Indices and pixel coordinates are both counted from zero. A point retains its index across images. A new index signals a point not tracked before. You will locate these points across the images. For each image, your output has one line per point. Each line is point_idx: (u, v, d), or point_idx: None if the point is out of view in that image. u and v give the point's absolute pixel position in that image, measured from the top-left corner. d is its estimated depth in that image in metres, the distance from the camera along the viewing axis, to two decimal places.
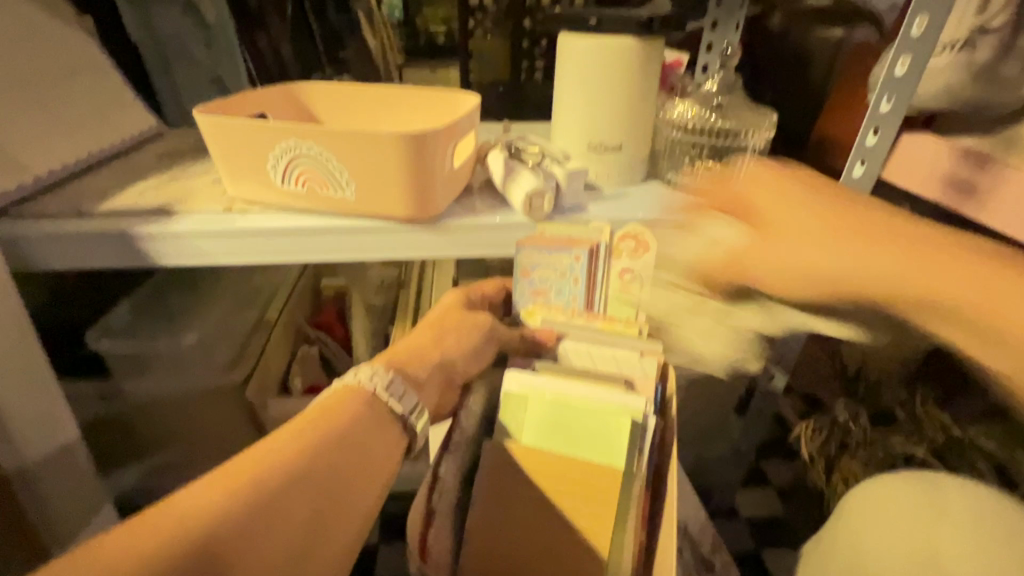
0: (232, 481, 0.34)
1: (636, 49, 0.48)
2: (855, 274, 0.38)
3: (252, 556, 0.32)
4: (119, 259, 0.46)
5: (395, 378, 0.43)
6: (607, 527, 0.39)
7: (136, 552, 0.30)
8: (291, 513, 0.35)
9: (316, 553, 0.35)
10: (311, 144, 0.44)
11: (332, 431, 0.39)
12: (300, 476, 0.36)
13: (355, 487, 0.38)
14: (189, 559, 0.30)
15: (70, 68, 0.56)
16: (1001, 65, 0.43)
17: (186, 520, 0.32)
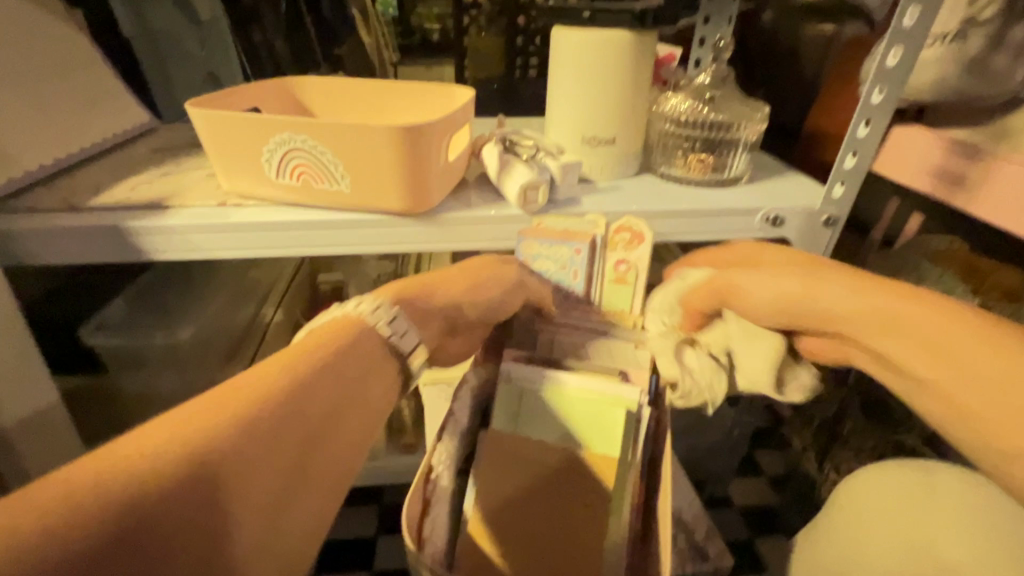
0: (210, 412, 0.29)
1: (629, 42, 0.48)
2: (786, 295, 0.41)
3: (243, 492, 0.28)
4: (111, 252, 0.46)
5: (400, 313, 0.38)
6: (604, 517, 0.39)
7: (109, 486, 0.25)
8: (276, 450, 0.30)
9: (312, 489, 0.32)
10: (304, 137, 0.44)
11: (330, 360, 0.34)
12: (294, 406, 0.32)
13: (343, 430, 0.34)
14: (174, 493, 0.26)
15: (59, 61, 0.56)
16: (990, 56, 0.44)
17: (164, 454, 0.27)
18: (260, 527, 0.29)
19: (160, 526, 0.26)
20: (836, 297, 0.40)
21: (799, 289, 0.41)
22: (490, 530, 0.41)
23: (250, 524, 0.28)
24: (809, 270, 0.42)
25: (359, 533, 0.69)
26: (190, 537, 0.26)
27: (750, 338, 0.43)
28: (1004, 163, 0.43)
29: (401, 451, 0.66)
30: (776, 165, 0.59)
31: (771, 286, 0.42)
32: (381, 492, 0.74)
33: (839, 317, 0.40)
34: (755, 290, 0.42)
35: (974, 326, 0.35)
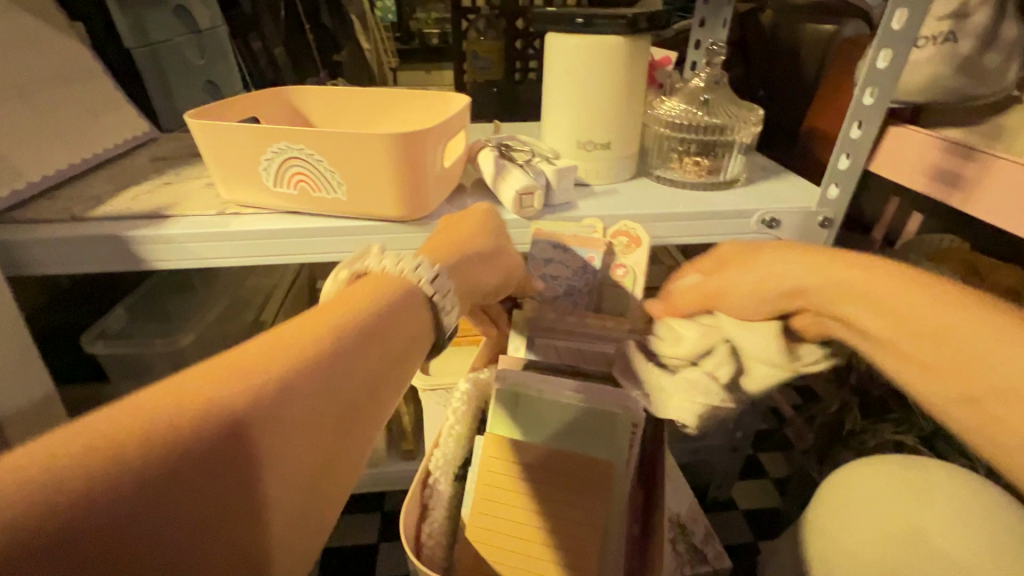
0: (249, 365, 0.26)
1: (622, 46, 0.48)
2: (771, 291, 0.41)
3: (279, 460, 0.25)
4: (113, 262, 0.46)
5: (440, 272, 0.36)
6: (601, 523, 0.39)
7: (130, 441, 0.21)
8: (317, 408, 0.27)
9: (343, 464, 0.28)
10: (301, 146, 0.44)
11: (371, 321, 0.31)
12: (337, 370, 0.28)
13: (380, 395, 0.31)
14: (205, 453, 0.23)
15: (60, 74, 0.56)
16: (982, 56, 0.44)
17: (197, 410, 0.23)
18: (290, 502, 0.25)
19: (181, 492, 0.22)
20: (799, 276, 0.40)
21: (772, 279, 0.41)
22: (487, 536, 0.40)
23: (281, 497, 0.25)
24: (777, 255, 0.42)
25: (361, 539, 0.70)
26: (218, 505, 0.23)
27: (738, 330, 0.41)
28: (999, 161, 0.43)
29: (403, 456, 0.66)
30: (774, 167, 0.59)
31: (752, 276, 0.42)
32: (382, 499, 0.75)
33: (804, 293, 0.40)
34: (740, 282, 0.42)
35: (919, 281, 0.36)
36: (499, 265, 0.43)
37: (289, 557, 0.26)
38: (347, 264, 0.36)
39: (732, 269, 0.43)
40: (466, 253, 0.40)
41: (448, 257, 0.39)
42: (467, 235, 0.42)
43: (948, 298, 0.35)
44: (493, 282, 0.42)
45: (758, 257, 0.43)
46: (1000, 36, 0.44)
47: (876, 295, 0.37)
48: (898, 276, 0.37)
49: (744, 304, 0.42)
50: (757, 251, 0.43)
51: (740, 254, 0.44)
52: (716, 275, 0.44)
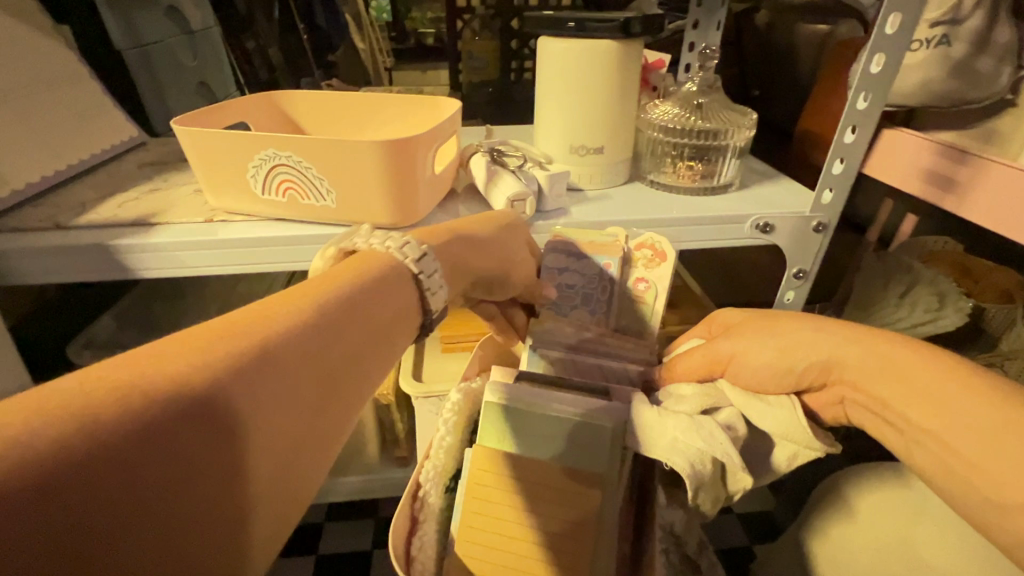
0: (231, 334, 0.25)
1: (615, 51, 0.48)
2: (783, 363, 0.39)
3: (258, 426, 0.23)
4: (99, 271, 0.46)
5: (428, 251, 0.35)
6: (591, 537, 0.38)
7: (95, 407, 0.19)
8: (297, 376, 0.25)
9: (324, 438, 0.27)
10: (289, 153, 0.44)
11: (356, 296, 0.30)
12: (317, 341, 0.27)
13: (360, 372, 0.29)
14: (181, 419, 0.21)
15: (46, 78, 0.56)
16: (976, 59, 0.44)
17: (173, 377, 0.21)
18: (274, 475, 0.24)
19: (154, 454, 0.20)
20: (815, 353, 0.39)
21: (785, 347, 0.39)
22: (477, 551, 0.39)
23: (264, 469, 0.23)
24: (786, 324, 0.40)
25: (356, 546, 0.69)
26: (199, 476, 0.21)
27: (750, 399, 0.39)
28: (991, 165, 0.43)
29: (396, 463, 0.66)
30: (768, 171, 0.59)
31: (773, 346, 0.40)
32: (377, 505, 0.74)
33: (823, 359, 0.39)
34: (759, 353, 0.40)
35: (913, 345, 0.36)
36: (495, 255, 0.41)
37: (267, 540, 0.23)
38: (333, 243, 0.35)
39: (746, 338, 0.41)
40: (463, 237, 0.39)
41: (439, 237, 0.38)
42: (463, 223, 0.41)
43: (951, 372, 0.34)
44: (487, 269, 0.40)
45: (765, 325, 0.41)
46: (992, 40, 0.44)
47: (890, 374, 0.36)
48: (902, 350, 0.36)
49: (755, 377, 0.40)
50: (762, 317, 0.42)
51: (745, 320, 0.43)
52: (724, 338, 0.42)
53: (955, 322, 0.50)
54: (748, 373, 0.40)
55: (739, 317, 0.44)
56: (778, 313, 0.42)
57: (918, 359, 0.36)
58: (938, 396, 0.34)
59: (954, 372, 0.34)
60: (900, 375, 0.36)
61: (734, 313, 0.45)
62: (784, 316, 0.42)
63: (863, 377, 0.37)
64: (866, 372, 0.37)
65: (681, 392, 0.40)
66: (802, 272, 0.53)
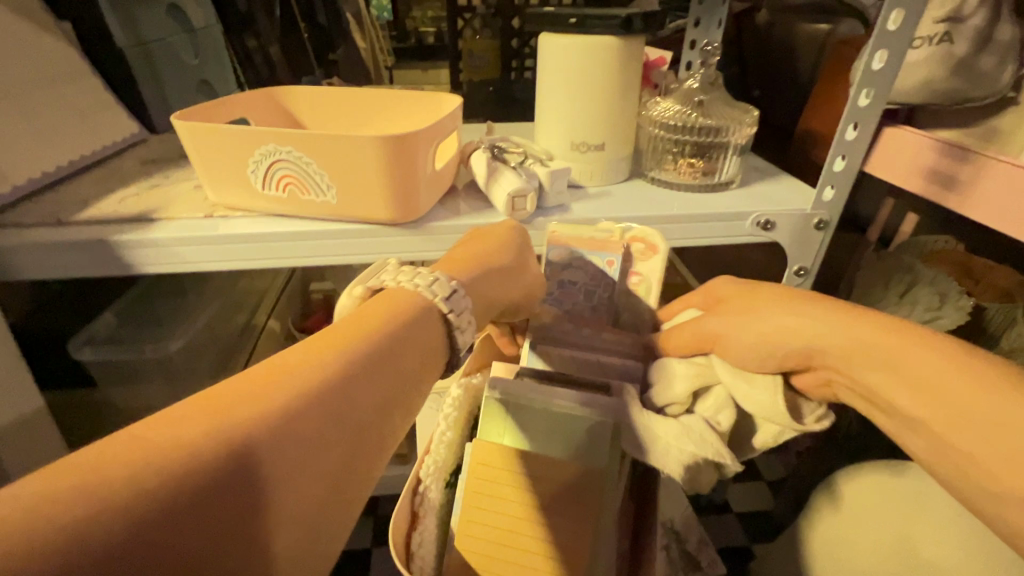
0: (255, 394, 0.25)
1: (617, 48, 0.48)
2: (772, 341, 0.39)
3: (285, 489, 0.23)
4: (101, 267, 0.46)
5: (457, 287, 0.35)
6: (592, 530, 0.38)
7: (125, 480, 0.20)
8: (321, 435, 0.25)
9: (353, 492, 0.26)
10: (290, 149, 0.44)
11: (380, 343, 0.30)
12: (344, 388, 0.27)
13: (387, 421, 0.29)
14: (216, 475, 0.22)
15: (46, 74, 0.56)
16: (976, 58, 0.44)
17: (207, 432, 0.22)
18: (302, 537, 0.24)
19: (183, 525, 0.20)
20: (799, 334, 0.38)
21: (778, 327, 0.39)
22: (477, 544, 0.39)
23: (294, 529, 0.23)
24: (775, 303, 0.41)
25: (355, 543, 0.69)
26: (237, 524, 0.22)
27: (739, 378, 0.39)
28: (994, 163, 0.43)
29: (395, 461, 0.66)
30: (769, 168, 0.59)
31: (764, 326, 0.39)
32: (376, 502, 0.74)
33: (814, 340, 0.38)
34: (747, 330, 0.40)
35: (901, 335, 0.36)
36: (517, 282, 0.41)
37: None
38: (359, 283, 0.35)
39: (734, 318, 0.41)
40: (489, 267, 0.39)
41: (464, 274, 0.38)
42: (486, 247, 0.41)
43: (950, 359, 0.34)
44: (508, 297, 0.41)
45: (757, 304, 0.41)
46: (994, 38, 0.44)
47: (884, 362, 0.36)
48: (902, 338, 0.35)
49: (742, 354, 0.40)
50: (758, 293, 0.42)
51: (738, 297, 0.43)
52: (714, 316, 0.42)
53: (953, 322, 0.50)
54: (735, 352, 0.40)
55: (728, 299, 0.44)
56: (771, 288, 0.42)
57: (915, 348, 0.35)
58: (936, 388, 0.33)
59: (952, 362, 0.33)
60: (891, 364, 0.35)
61: (729, 284, 0.45)
62: (777, 292, 0.42)
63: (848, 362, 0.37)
64: (858, 356, 0.36)
65: (672, 373, 0.41)
66: (804, 270, 0.53)
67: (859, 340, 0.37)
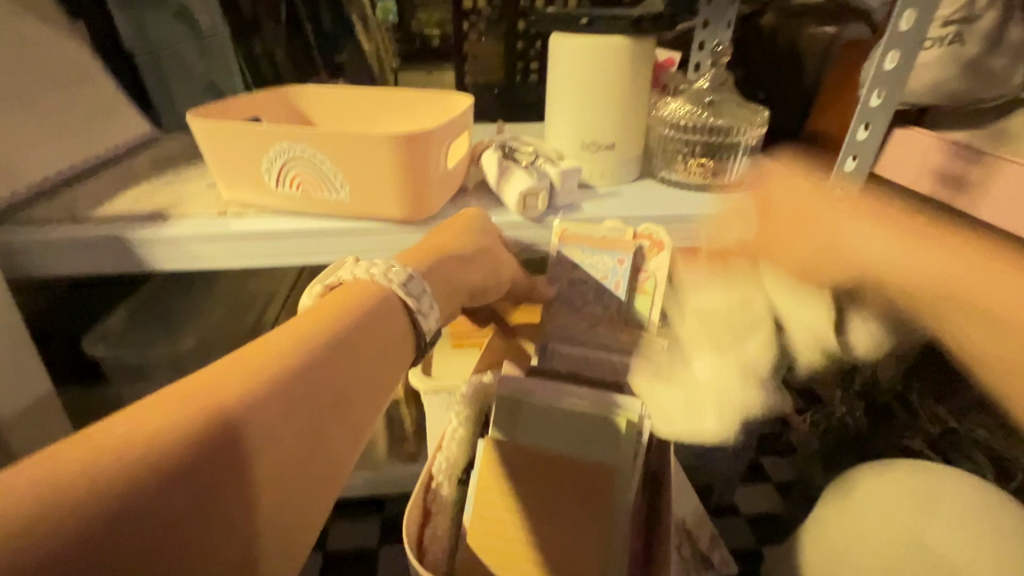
0: (232, 382, 0.29)
1: (628, 48, 0.48)
2: (818, 237, 0.38)
3: (263, 461, 0.28)
4: (114, 264, 0.46)
5: (415, 274, 0.39)
6: (604, 528, 0.38)
7: (122, 458, 0.24)
8: (294, 415, 0.30)
9: (329, 462, 0.31)
10: (304, 147, 0.44)
11: (344, 331, 0.34)
12: (314, 371, 0.32)
13: (356, 400, 0.34)
14: (191, 453, 0.26)
15: (61, 74, 0.56)
16: (989, 58, 0.44)
17: (192, 414, 0.27)
18: (283, 499, 0.28)
19: (177, 492, 0.25)
20: (850, 237, 0.38)
21: (828, 223, 0.38)
22: (488, 542, 0.39)
23: (275, 492, 0.28)
24: (812, 203, 0.40)
25: (363, 542, 0.69)
26: (228, 488, 0.26)
27: (792, 292, 0.39)
28: (1006, 164, 0.42)
29: (404, 460, 0.66)
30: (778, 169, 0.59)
31: (826, 219, 0.38)
32: (385, 501, 0.74)
33: (862, 246, 0.37)
34: (805, 229, 0.39)
35: (939, 241, 0.36)
36: (481, 265, 0.44)
37: (279, 552, 0.28)
38: (320, 280, 0.39)
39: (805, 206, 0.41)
40: (447, 257, 0.42)
41: (427, 260, 0.41)
42: (450, 234, 0.44)
43: (1014, 273, 0.33)
44: (473, 283, 0.44)
45: (802, 201, 0.41)
46: (1006, 38, 0.43)
47: (929, 270, 0.35)
48: (944, 245, 0.36)
49: (793, 253, 0.39)
50: (824, 194, 0.41)
51: (782, 193, 0.43)
52: (777, 211, 0.41)
53: None
54: (783, 256, 0.39)
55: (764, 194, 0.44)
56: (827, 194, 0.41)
57: (953, 258, 0.35)
58: (992, 291, 0.33)
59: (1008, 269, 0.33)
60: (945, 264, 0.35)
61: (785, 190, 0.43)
62: (838, 198, 0.40)
63: (900, 265, 0.36)
64: (902, 255, 0.36)
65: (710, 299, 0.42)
66: None
67: (914, 246, 0.36)
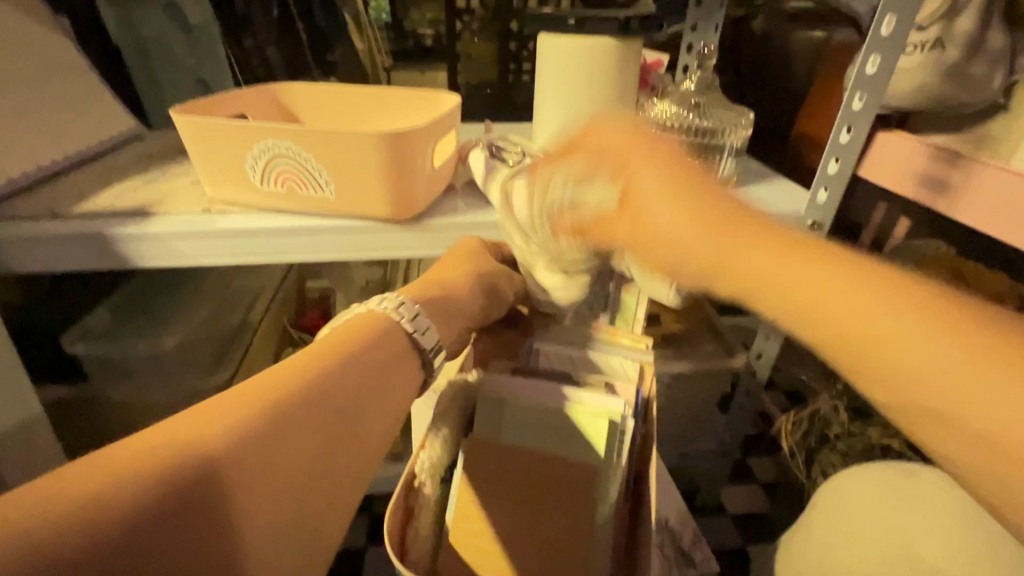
0: (235, 416, 0.29)
1: (615, 50, 0.48)
2: (710, 259, 0.34)
3: (266, 497, 0.28)
4: (94, 260, 0.46)
5: (421, 310, 0.39)
6: (586, 526, 0.38)
7: (111, 495, 0.24)
8: (299, 451, 0.30)
9: (337, 496, 0.31)
10: (290, 144, 0.44)
11: (351, 365, 0.34)
12: (320, 406, 0.32)
13: (366, 431, 0.34)
14: (185, 491, 0.26)
15: (46, 68, 0.56)
16: (969, 64, 0.45)
17: (186, 452, 0.27)
18: (288, 536, 0.28)
19: (169, 531, 0.25)
20: (760, 254, 0.32)
21: (702, 250, 0.34)
22: (472, 539, 0.39)
23: (278, 529, 0.28)
24: (696, 203, 0.36)
25: (349, 542, 0.69)
26: (225, 524, 0.26)
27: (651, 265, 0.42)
28: (985, 167, 0.43)
29: (391, 459, 0.66)
30: (763, 171, 0.60)
31: (659, 230, 0.36)
32: (371, 502, 0.74)
33: (756, 278, 0.32)
34: (658, 220, 0.37)
35: (824, 259, 0.30)
36: (483, 292, 0.45)
37: None
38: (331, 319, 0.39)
39: (639, 198, 0.38)
40: (448, 292, 0.42)
41: (426, 293, 0.42)
42: (449, 269, 0.45)
43: (938, 317, 0.26)
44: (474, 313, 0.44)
45: (660, 195, 0.37)
46: (985, 45, 0.45)
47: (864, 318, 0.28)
48: (886, 280, 0.28)
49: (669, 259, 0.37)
50: (683, 180, 0.37)
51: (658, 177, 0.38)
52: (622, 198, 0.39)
53: None
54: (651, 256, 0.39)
55: (649, 166, 0.39)
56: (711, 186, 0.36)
57: (907, 307, 0.27)
58: (858, 330, 0.28)
59: (865, 286, 0.28)
60: (795, 294, 0.30)
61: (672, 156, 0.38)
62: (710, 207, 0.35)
63: (853, 294, 0.28)
64: (764, 294, 0.32)
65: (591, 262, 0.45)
66: None
67: (865, 289, 0.28)
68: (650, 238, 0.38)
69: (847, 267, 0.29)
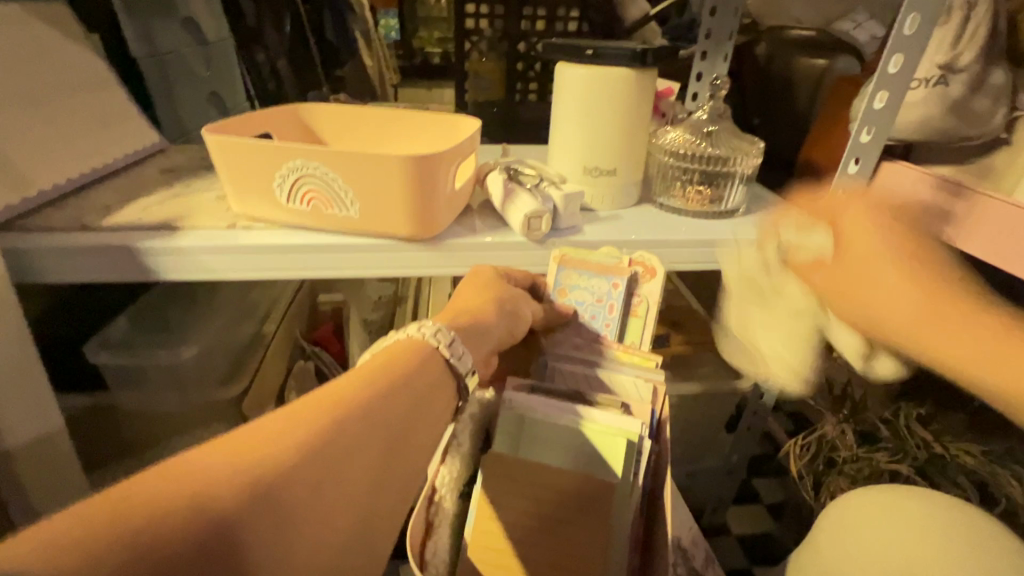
0: (279, 437, 0.31)
1: (632, 79, 0.50)
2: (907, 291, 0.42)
3: (311, 512, 0.29)
4: (122, 273, 0.47)
5: (456, 336, 0.40)
6: (603, 546, 0.39)
7: (168, 514, 0.26)
8: (343, 468, 0.31)
9: (376, 511, 0.32)
10: (317, 164, 0.45)
11: (393, 388, 0.35)
12: (361, 426, 0.33)
13: (406, 452, 0.35)
14: (230, 515, 0.27)
15: (75, 84, 0.57)
16: (972, 100, 0.46)
17: (234, 472, 0.28)
18: (333, 550, 0.30)
19: (221, 546, 0.26)
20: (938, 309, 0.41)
21: (889, 281, 0.42)
22: (488, 556, 0.40)
23: (323, 543, 0.29)
24: (878, 241, 0.43)
25: None
26: (274, 540, 0.28)
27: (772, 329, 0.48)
28: (988, 200, 0.45)
29: None
30: (770, 198, 0.61)
31: (857, 259, 0.44)
32: None
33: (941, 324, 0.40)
34: (869, 247, 0.43)
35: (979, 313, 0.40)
36: (506, 316, 0.45)
37: None
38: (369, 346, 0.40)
39: (861, 240, 0.44)
40: (475, 316, 0.43)
41: (452, 318, 0.43)
42: (473, 293, 0.45)
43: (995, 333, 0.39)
44: (500, 335, 0.45)
45: (866, 224, 0.44)
46: (988, 81, 0.47)
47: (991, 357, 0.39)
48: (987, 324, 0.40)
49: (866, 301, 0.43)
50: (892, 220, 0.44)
51: (868, 217, 0.45)
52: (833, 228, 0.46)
53: None
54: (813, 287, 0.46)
55: (875, 221, 0.44)
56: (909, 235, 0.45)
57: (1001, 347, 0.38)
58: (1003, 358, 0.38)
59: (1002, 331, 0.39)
60: (940, 319, 0.41)
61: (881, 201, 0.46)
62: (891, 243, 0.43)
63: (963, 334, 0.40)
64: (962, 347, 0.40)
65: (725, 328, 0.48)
66: None
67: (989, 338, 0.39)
68: (849, 274, 0.44)
69: (956, 303, 0.41)
